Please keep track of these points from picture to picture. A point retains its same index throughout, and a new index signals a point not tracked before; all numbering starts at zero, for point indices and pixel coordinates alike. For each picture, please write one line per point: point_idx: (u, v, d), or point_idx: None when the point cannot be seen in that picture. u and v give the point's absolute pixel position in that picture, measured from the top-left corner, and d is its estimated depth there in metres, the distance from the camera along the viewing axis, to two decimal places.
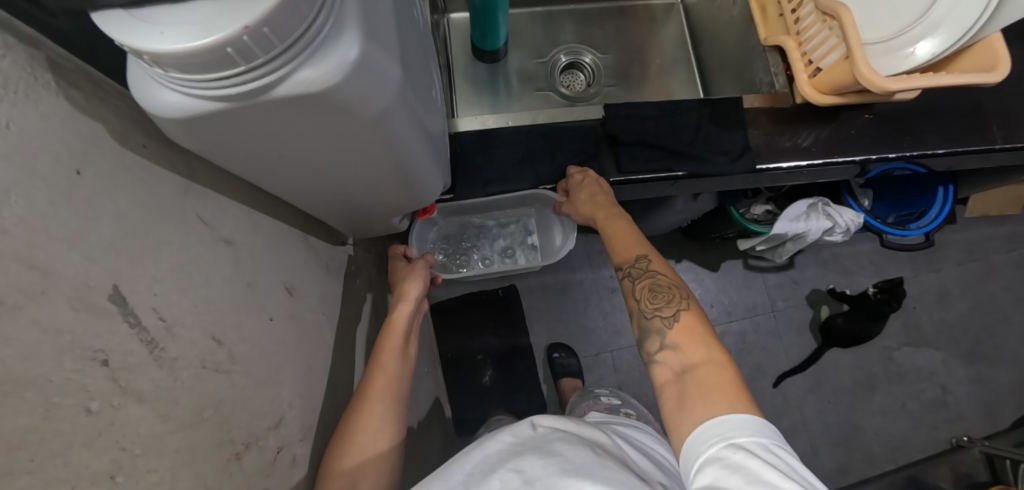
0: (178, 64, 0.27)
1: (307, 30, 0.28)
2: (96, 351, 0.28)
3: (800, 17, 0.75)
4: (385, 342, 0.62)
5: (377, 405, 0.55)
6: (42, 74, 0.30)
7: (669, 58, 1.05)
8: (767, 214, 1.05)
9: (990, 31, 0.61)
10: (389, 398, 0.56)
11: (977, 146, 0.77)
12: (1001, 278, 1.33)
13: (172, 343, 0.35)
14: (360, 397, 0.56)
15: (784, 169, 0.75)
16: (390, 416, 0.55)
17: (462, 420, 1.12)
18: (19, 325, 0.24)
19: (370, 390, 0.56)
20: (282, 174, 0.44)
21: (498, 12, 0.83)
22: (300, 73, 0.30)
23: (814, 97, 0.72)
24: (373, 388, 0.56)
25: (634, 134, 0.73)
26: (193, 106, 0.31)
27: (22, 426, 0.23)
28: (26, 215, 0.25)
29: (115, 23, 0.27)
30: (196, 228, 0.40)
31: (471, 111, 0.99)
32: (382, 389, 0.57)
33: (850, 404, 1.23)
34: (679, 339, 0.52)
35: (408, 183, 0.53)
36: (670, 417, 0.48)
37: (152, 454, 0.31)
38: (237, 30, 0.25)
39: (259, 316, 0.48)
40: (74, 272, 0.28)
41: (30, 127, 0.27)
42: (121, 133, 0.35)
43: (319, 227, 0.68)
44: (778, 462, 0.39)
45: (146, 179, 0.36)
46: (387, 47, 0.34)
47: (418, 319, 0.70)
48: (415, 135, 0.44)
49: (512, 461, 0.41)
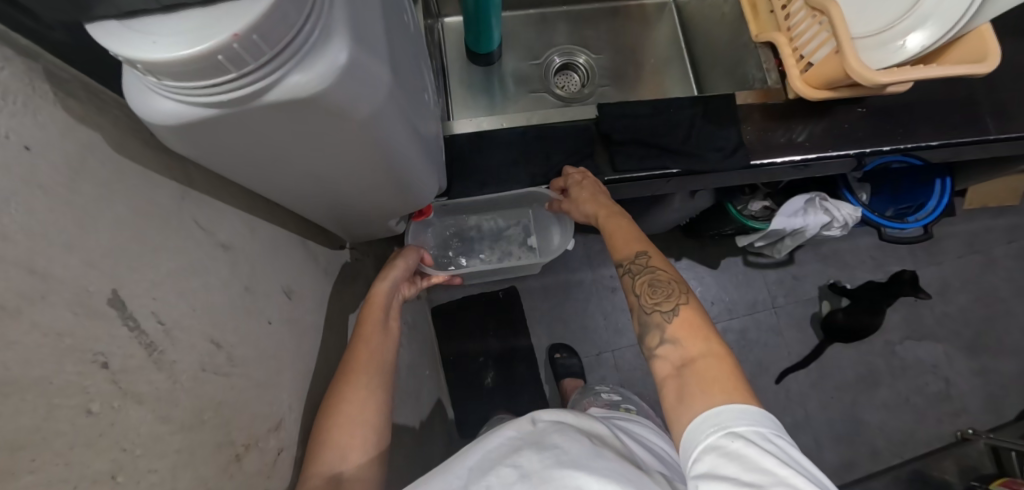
0: (170, 72, 0.28)
1: (296, 35, 0.29)
2: (96, 354, 0.29)
3: (791, 13, 0.75)
4: (367, 316, 0.62)
5: (364, 375, 0.55)
6: (39, 84, 0.30)
7: (663, 57, 1.05)
8: (765, 211, 1.04)
9: (980, 23, 0.62)
10: (376, 370, 0.56)
11: (971, 137, 0.77)
12: (1002, 270, 1.33)
13: (170, 346, 0.35)
14: (346, 369, 0.56)
15: (778, 164, 0.75)
16: (376, 386, 0.55)
17: (464, 422, 1.13)
18: (20, 329, 0.24)
19: (355, 363, 0.56)
20: (276, 177, 0.45)
21: (491, 16, 0.84)
22: (290, 79, 0.30)
23: (806, 92, 0.72)
24: (360, 360, 0.57)
25: (627, 133, 0.74)
26: (186, 113, 0.32)
27: (24, 426, 0.24)
28: (27, 222, 0.26)
29: (110, 35, 0.28)
30: (194, 233, 0.41)
31: (467, 114, 1.00)
32: (370, 360, 0.57)
33: (853, 398, 1.23)
34: (679, 334, 0.52)
35: (402, 185, 0.53)
36: (670, 411, 0.48)
37: (153, 455, 0.32)
38: (227, 38, 0.26)
39: (258, 320, 0.48)
40: (74, 276, 0.28)
41: (29, 136, 0.28)
42: (118, 141, 0.36)
43: (317, 232, 0.69)
44: (776, 450, 0.39)
45: (143, 185, 0.37)
46: (375, 51, 0.34)
47: (398, 299, 0.70)
48: (406, 136, 0.44)
49: (510, 458, 0.42)
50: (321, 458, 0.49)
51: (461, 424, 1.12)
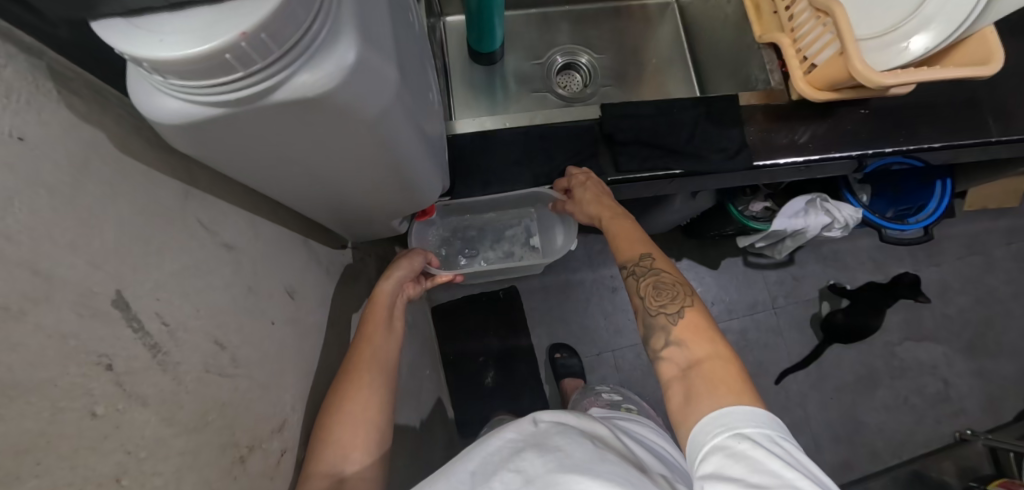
0: (176, 71, 0.28)
1: (304, 34, 0.28)
2: (100, 356, 0.29)
3: (795, 14, 0.75)
4: (368, 316, 0.62)
5: (366, 374, 0.55)
6: (43, 82, 0.30)
7: (665, 57, 1.05)
8: (766, 211, 1.04)
9: (983, 25, 0.62)
10: (377, 369, 0.56)
11: (972, 139, 0.77)
12: (1001, 271, 1.33)
13: (174, 347, 0.35)
14: (348, 369, 0.55)
15: (781, 165, 0.75)
16: (378, 386, 0.55)
17: (464, 422, 1.12)
18: (24, 330, 0.24)
19: (357, 362, 0.56)
20: (280, 177, 0.45)
21: (493, 15, 0.84)
22: (298, 77, 0.30)
23: (809, 94, 0.72)
24: (361, 359, 0.56)
25: (630, 133, 0.74)
26: (191, 112, 0.31)
27: (29, 430, 0.23)
28: (30, 222, 0.26)
29: (116, 33, 0.27)
30: (197, 233, 0.41)
31: (469, 113, 1.00)
32: (372, 359, 0.57)
33: (852, 399, 1.23)
34: (685, 336, 0.52)
35: (406, 185, 0.53)
36: (676, 413, 0.48)
37: (157, 457, 0.32)
38: (234, 36, 0.25)
39: (261, 321, 0.48)
40: (77, 277, 0.28)
41: (33, 135, 0.27)
42: (122, 140, 0.35)
43: (319, 232, 0.69)
44: (782, 453, 0.39)
45: (147, 185, 0.36)
46: (382, 50, 0.34)
47: (402, 300, 0.70)
48: (412, 135, 0.44)
49: (512, 461, 0.41)
50: (324, 459, 0.49)
51: (462, 424, 1.12)
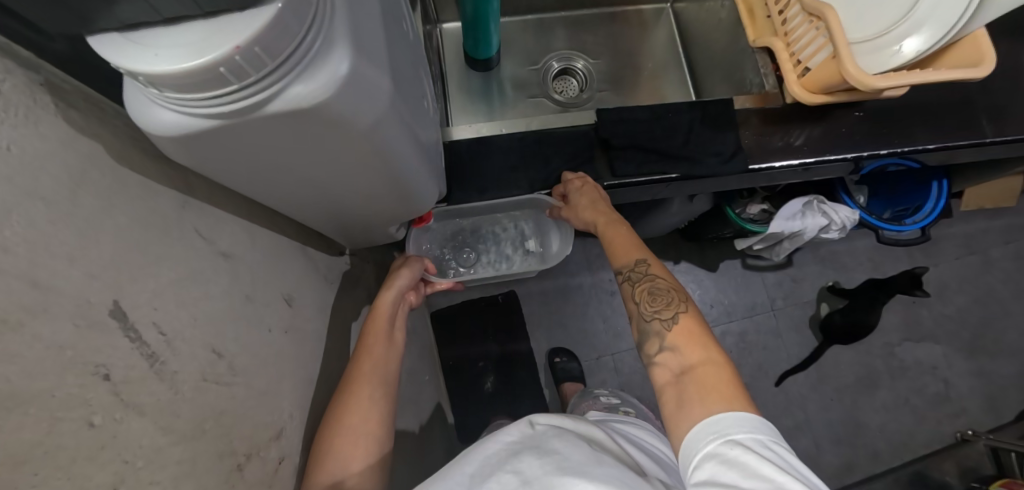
0: (173, 84, 0.28)
1: (298, 45, 0.29)
2: (98, 366, 0.29)
3: (788, 18, 0.76)
4: (369, 327, 0.62)
5: (365, 386, 0.55)
6: (40, 96, 0.30)
7: (660, 62, 1.06)
8: (763, 214, 1.04)
9: (976, 27, 0.62)
10: (377, 382, 0.56)
11: (965, 140, 0.78)
12: (999, 270, 1.34)
13: (172, 356, 0.35)
14: (348, 381, 0.56)
15: (775, 168, 0.76)
16: (378, 398, 0.55)
17: (463, 426, 1.12)
18: (22, 342, 0.24)
19: (356, 376, 0.56)
20: (276, 185, 0.45)
21: (489, 22, 0.84)
22: (293, 89, 0.30)
23: (804, 97, 0.72)
24: (360, 372, 0.56)
25: (626, 137, 0.75)
26: (189, 124, 0.32)
27: (26, 440, 0.24)
28: (28, 234, 0.26)
29: (111, 47, 0.28)
30: (195, 243, 0.41)
31: (467, 119, 1.01)
32: (371, 371, 0.57)
33: (853, 399, 1.23)
34: (679, 341, 0.52)
35: (399, 191, 0.52)
36: (670, 418, 0.48)
37: (154, 467, 0.32)
38: (228, 50, 0.26)
39: (259, 329, 0.48)
40: (75, 289, 0.28)
41: (30, 148, 0.28)
42: (118, 151, 0.36)
43: (316, 239, 0.70)
44: (773, 457, 0.39)
45: (144, 197, 0.37)
46: (375, 59, 0.34)
47: (403, 310, 0.70)
48: (407, 144, 0.44)
49: (510, 463, 0.41)
50: (322, 468, 0.49)
51: (462, 428, 1.12)
